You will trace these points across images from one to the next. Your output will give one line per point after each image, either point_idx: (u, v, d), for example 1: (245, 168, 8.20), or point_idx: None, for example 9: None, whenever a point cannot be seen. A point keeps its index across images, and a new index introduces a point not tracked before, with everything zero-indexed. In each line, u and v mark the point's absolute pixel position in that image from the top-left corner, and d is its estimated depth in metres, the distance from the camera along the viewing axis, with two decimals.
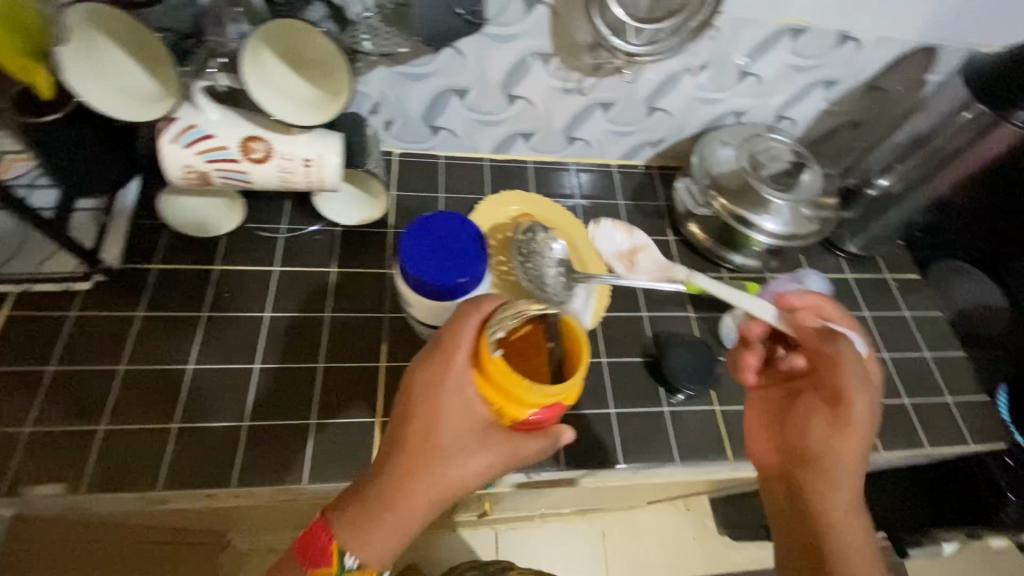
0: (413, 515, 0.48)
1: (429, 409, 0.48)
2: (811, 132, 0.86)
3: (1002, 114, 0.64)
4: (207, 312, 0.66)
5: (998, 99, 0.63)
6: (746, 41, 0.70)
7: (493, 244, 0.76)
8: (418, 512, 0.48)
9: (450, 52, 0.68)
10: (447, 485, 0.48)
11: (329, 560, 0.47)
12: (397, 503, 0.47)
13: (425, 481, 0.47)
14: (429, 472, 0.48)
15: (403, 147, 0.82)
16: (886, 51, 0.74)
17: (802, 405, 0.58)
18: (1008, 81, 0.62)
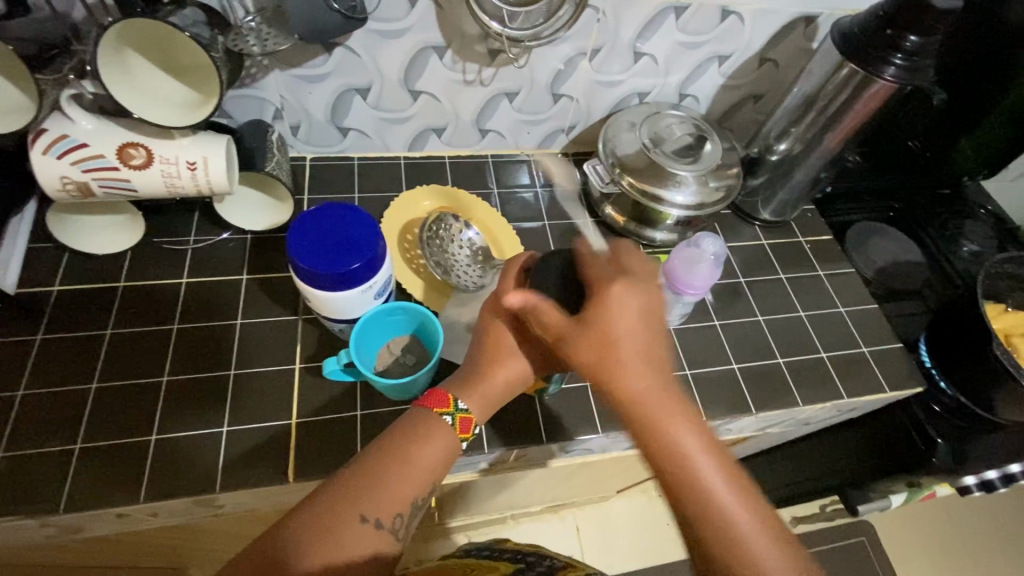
0: (492, 394, 0.54)
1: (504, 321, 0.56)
2: (715, 108, 0.89)
3: (873, 73, 0.66)
4: (112, 329, 0.64)
5: (867, 57, 0.66)
6: (631, 22, 0.73)
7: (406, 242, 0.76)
8: (491, 400, 0.55)
9: (344, 52, 0.69)
10: (509, 382, 0.55)
11: (444, 403, 0.52)
12: (479, 384, 0.54)
13: (504, 367, 0.55)
14: (501, 364, 0.55)
15: (315, 151, 0.82)
16: (769, 23, 0.77)
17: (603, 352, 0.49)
18: (872, 40, 0.65)
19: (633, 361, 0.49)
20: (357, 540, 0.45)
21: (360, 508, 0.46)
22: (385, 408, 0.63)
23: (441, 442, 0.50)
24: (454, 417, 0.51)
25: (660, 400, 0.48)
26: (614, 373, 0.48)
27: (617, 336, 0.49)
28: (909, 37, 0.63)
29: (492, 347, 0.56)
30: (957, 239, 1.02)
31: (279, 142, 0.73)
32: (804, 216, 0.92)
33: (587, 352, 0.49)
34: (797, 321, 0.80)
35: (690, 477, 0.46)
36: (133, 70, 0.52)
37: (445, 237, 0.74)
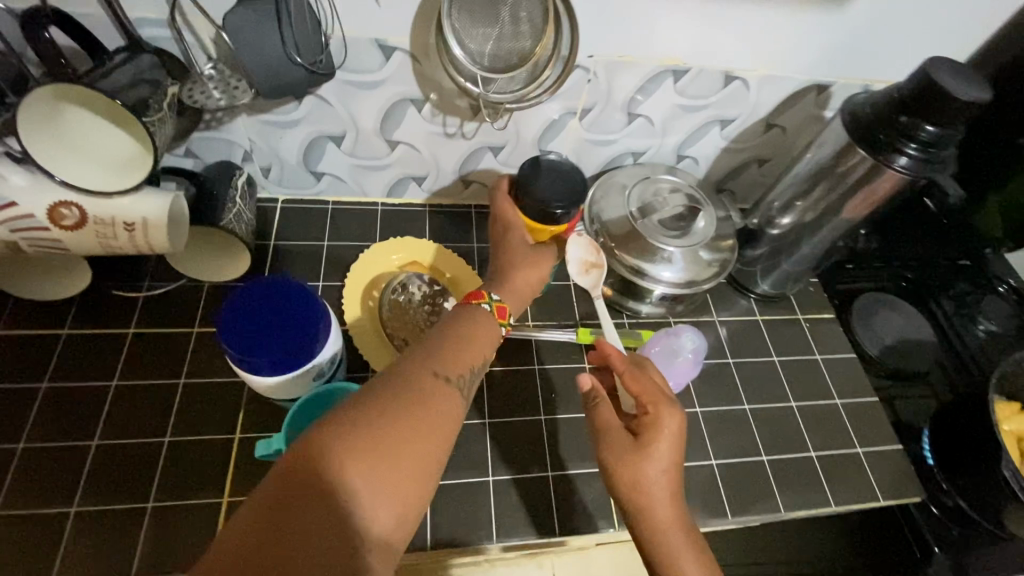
0: (521, 293, 0.60)
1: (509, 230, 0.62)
2: (717, 170, 0.83)
3: (882, 160, 0.61)
4: (48, 382, 0.61)
5: (878, 142, 0.60)
6: (626, 83, 0.68)
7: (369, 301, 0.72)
8: (520, 296, 0.60)
9: (315, 100, 0.65)
10: (533, 283, 0.61)
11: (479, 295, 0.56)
12: (506, 283, 0.59)
13: (518, 269, 0.60)
14: (517, 266, 0.60)
15: (288, 193, 0.78)
16: (777, 89, 0.72)
17: (637, 475, 0.50)
18: (882, 124, 0.60)
19: (667, 489, 0.50)
20: (431, 401, 0.43)
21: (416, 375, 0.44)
22: None
23: (486, 324, 0.53)
24: (492, 306, 0.55)
25: (683, 537, 0.49)
26: (647, 499, 0.49)
27: (661, 458, 0.50)
28: (927, 128, 0.57)
29: (503, 255, 0.61)
30: (974, 318, 0.95)
31: (246, 188, 0.69)
32: (806, 289, 0.86)
33: (625, 469, 0.50)
34: (788, 412, 0.74)
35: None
36: (67, 124, 0.48)
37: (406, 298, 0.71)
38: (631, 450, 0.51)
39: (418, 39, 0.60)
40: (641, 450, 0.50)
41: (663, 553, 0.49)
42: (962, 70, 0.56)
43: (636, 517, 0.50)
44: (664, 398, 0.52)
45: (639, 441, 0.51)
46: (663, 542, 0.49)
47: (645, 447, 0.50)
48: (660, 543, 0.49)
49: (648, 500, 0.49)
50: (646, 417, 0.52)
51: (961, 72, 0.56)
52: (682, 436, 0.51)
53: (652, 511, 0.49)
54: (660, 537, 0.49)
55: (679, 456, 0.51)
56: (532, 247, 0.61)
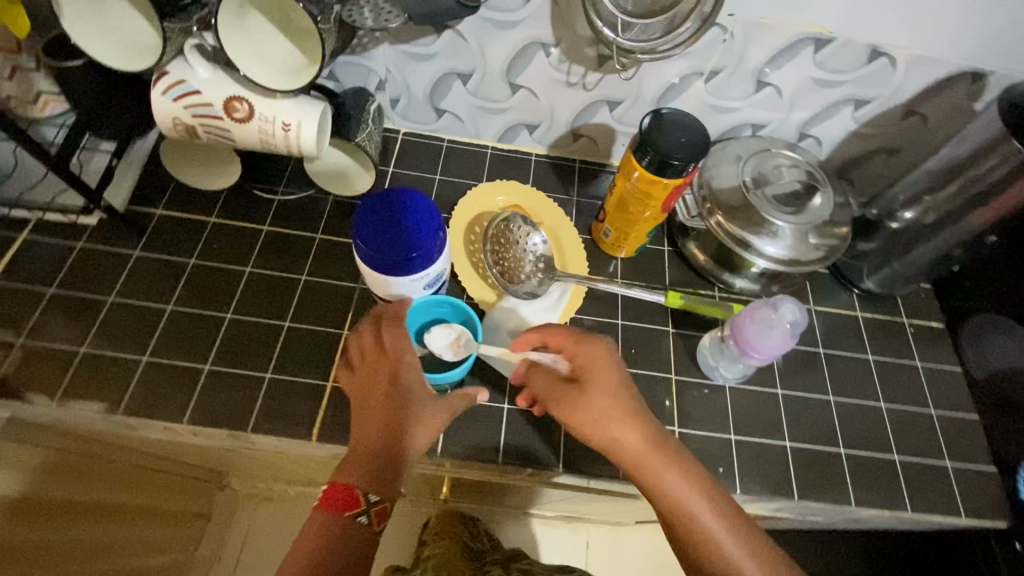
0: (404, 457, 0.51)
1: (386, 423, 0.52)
2: (840, 154, 0.79)
3: None
4: (195, 259, 0.70)
5: None
6: (761, 48, 0.66)
7: (471, 233, 0.76)
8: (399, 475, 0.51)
9: (453, 35, 0.69)
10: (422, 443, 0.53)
11: (353, 501, 0.49)
12: (382, 475, 0.50)
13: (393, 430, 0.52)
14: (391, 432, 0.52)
15: (409, 126, 0.83)
16: (926, 72, 0.67)
17: (587, 413, 0.54)
18: None
19: (619, 420, 0.53)
20: (347, 532, 0.48)
21: (367, 507, 0.49)
22: None
23: (353, 538, 0.48)
24: (368, 515, 0.49)
25: (659, 456, 0.53)
26: (604, 434, 0.53)
27: (603, 394, 0.54)
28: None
29: (377, 450, 0.51)
30: None
31: (376, 114, 0.75)
32: (916, 294, 0.81)
33: (575, 414, 0.54)
34: (875, 413, 0.71)
35: (704, 536, 0.50)
36: (251, 28, 0.54)
37: (508, 236, 0.73)
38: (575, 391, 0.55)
39: None
40: (579, 390, 0.55)
41: (646, 481, 0.52)
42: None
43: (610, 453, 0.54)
44: (587, 342, 0.56)
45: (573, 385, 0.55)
46: (640, 470, 0.52)
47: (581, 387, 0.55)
48: (637, 471, 0.53)
49: (609, 436, 0.53)
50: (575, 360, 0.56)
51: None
52: (617, 367, 0.56)
53: (617, 445, 0.53)
54: (631, 465, 0.53)
55: (622, 384, 0.55)
56: (408, 404, 0.53)
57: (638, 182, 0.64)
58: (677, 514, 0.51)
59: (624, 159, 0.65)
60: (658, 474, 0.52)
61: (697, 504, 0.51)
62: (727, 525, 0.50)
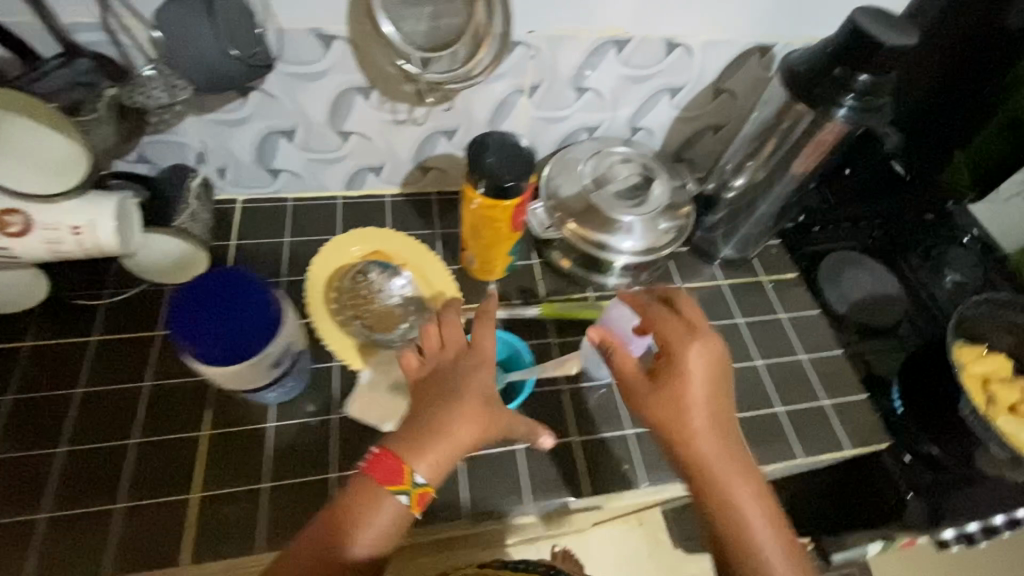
0: (467, 441, 0.50)
1: (458, 395, 0.51)
2: (672, 139, 0.84)
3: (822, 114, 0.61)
4: (11, 395, 0.61)
5: (818, 98, 0.61)
6: (569, 58, 0.69)
7: (328, 299, 0.69)
8: (450, 461, 0.49)
9: (260, 95, 0.65)
10: (483, 428, 0.51)
11: (399, 479, 0.48)
12: (434, 445, 0.49)
13: (467, 403, 0.51)
14: (465, 407, 0.51)
15: (246, 193, 0.78)
16: (720, 54, 0.72)
17: (676, 412, 0.52)
18: (820, 79, 0.60)
19: (705, 426, 0.52)
20: (370, 508, 0.47)
21: (411, 489, 0.47)
22: (296, 479, 0.60)
23: (380, 513, 0.47)
24: (409, 495, 0.47)
25: (731, 467, 0.51)
26: (689, 434, 0.52)
27: (694, 394, 0.52)
28: (860, 76, 0.58)
29: (438, 419, 0.50)
30: (940, 269, 1.00)
31: (201, 189, 0.69)
32: (769, 252, 0.87)
33: (664, 410, 0.52)
34: (754, 371, 0.75)
35: (750, 558, 0.48)
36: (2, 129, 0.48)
37: (370, 284, 0.69)
38: (662, 389, 0.53)
39: (355, 26, 0.60)
40: (671, 386, 0.53)
41: (716, 496, 0.50)
42: (901, 23, 0.56)
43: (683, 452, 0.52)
44: (694, 336, 0.54)
45: (663, 378, 0.54)
46: (716, 482, 0.51)
47: (677, 383, 0.53)
48: (706, 483, 0.51)
49: (687, 438, 0.52)
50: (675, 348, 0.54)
51: (891, 20, 0.56)
52: (717, 367, 0.54)
53: (691, 449, 0.51)
54: (701, 472, 0.51)
55: (716, 387, 0.53)
56: (486, 385, 0.53)
57: (478, 209, 0.64)
58: (738, 542, 0.49)
59: (464, 192, 0.64)
60: (734, 491, 0.50)
61: (765, 531, 0.49)
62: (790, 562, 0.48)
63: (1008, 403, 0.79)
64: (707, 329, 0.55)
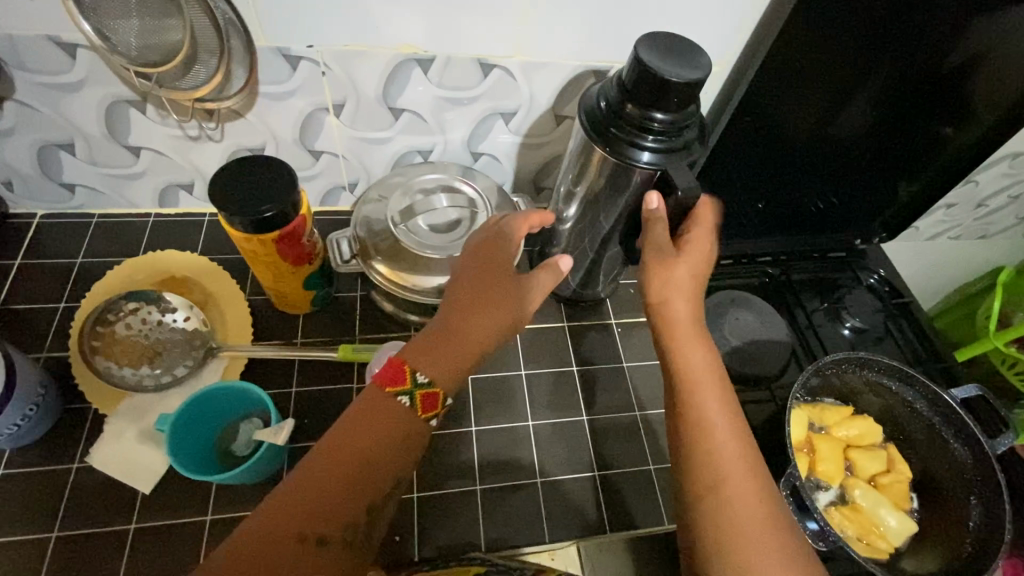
0: (480, 341, 0.49)
1: (485, 300, 0.51)
2: (521, 165, 0.77)
3: (616, 155, 0.54)
4: None
5: (611, 138, 0.54)
6: (369, 76, 0.62)
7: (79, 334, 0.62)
8: (458, 362, 0.48)
9: (15, 105, 0.59)
10: (502, 330, 0.50)
11: (401, 378, 0.46)
12: (461, 342, 0.48)
13: (494, 303, 0.50)
14: (480, 310, 0.50)
15: (45, 208, 0.72)
16: (549, 77, 0.65)
17: (664, 276, 0.51)
18: (614, 117, 0.53)
19: (683, 296, 0.51)
20: (375, 411, 0.44)
21: (412, 387, 0.46)
22: (5, 537, 0.53)
23: (389, 414, 0.44)
24: (412, 396, 0.45)
25: (696, 341, 0.50)
26: (668, 298, 0.51)
27: (692, 275, 0.52)
28: (654, 114, 0.51)
29: (461, 318, 0.50)
30: (839, 316, 0.93)
31: None
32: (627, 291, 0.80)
33: (656, 273, 0.52)
34: (577, 429, 0.69)
35: (703, 429, 0.46)
36: None
37: (130, 329, 0.61)
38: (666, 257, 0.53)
39: None
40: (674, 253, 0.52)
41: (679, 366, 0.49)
42: (692, 51, 0.50)
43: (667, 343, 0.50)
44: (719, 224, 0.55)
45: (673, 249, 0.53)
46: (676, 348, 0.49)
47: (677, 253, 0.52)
48: (677, 354, 0.49)
49: (669, 305, 0.51)
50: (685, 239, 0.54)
51: (680, 50, 0.50)
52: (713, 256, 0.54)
53: (671, 312, 0.50)
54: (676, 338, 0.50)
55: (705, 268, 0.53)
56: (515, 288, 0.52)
57: (241, 242, 0.57)
58: (694, 417, 0.46)
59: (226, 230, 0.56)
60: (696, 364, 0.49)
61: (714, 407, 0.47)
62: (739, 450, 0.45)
63: (868, 474, 0.72)
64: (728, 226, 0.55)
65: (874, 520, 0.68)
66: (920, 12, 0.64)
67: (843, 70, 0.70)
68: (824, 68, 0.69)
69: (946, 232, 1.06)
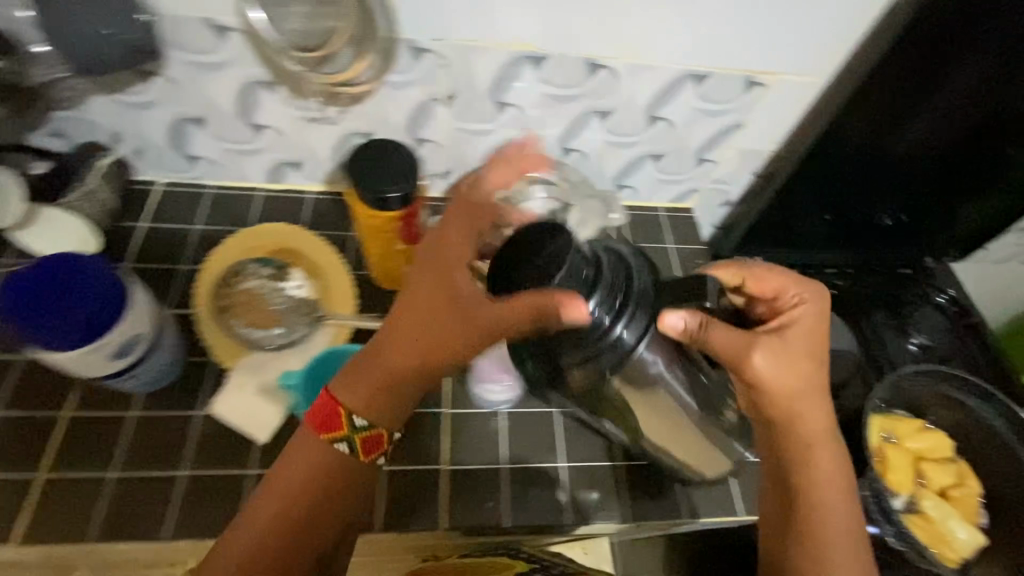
0: (411, 379, 0.52)
1: (407, 336, 0.51)
2: (609, 163, 0.80)
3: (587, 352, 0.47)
4: None
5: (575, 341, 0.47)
6: (484, 70, 0.65)
7: (211, 290, 0.68)
8: (391, 400, 0.52)
9: (162, 81, 0.65)
10: (428, 364, 0.51)
11: (337, 426, 0.52)
12: (387, 387, 0.52)
13: (416, 339, 0.51)
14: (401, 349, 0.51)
15: (166, 177, 0.78)
16: (652, 79, 0.68)
17: (769, 375, 0.48)
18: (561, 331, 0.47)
19: (813, 399, 0.50)
20: (303, 459, 0.52)
21: (347, 433, 0.52)
22: (142, 472, 0.59)
23: (307, 460, 0.52)
24: (351, 441, 0.52)
25: (816, 437, 0.50)
26: (796, 402, 0.50)
27: (814, 376, 0.50)
28: (591, 310, 0.46)
29: (388, 360, 0.52)
30: (906, 332, 0.95)
31: (111, 170, 0.71)
32: None
33: (781, 379, 0.49)
34: None
35: (819, 531, 0.49)
36: None
37: (257, 286, 0.67)
38: (766, 350, 0.48)
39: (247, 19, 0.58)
40: (774, 347, 0.49)
41: (799, 465, 0.50)
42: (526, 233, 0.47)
43: (786, 427, 0.50)
44: (814, 305, 0.51)
45: (772, 342, 0.49)
46: (801, 449, 0.50)
47: (777, 346, 0.49)
48: (799, 457, 0.50)
49: (793, 405, 0.50)
50: (780, 319, 0.50)
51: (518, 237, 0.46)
52: (822, 345, 0.50)
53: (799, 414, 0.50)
54: (799, 436, 0.50)
55: (820, 365, 0.50)
56: (444, 316, 0.50)
57: (363, 217, 0.63)
58: (813, 519, 0.49)
59: (352, 202, 0.62)
60: (821, 468, 0.50)
61: (838, 507, 0.50)
62: (857, 550, 0.49)
63: (940, 486, 0.73)
64: (817, 302, 0.51)
65: (944, 532, 0.69)
66: (991, 31, 0.67)
67: (912, 89, 0.72)
68: (900, 86, 0.71)
69: (1018, 255, 1.06)
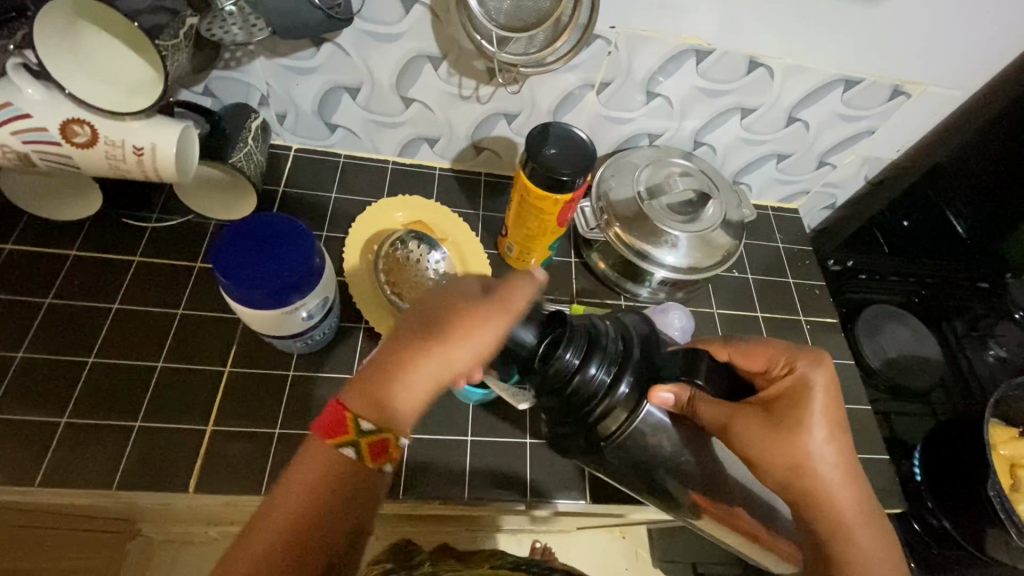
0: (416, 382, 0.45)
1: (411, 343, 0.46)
2: (733, 160, 0.82)
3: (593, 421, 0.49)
4: (52, 299, 0.63)
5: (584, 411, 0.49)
6: (646, 60, 0.67)
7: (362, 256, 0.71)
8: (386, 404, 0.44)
9: (332, 48, 0.65)
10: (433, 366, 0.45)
11: (343, 429, 0.42)
12: (387, 389, 0.44)
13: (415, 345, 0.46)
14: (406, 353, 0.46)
15: (302, 142, 0.79)
16: (803, 81, 0.70)
17: (774, 449, 0.45)
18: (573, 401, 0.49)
19: (840, 481, 0.45)
20: (311, 460, 0.41)
21: (356, 438, 0.42)
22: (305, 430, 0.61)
23: (318, 463, 0.41)
24: (357, 447, 0.42)
25: (852, 516, 0.45)
26: (814, 479, 0.45)
27: (830, 456, 0.45)
28: (591, 373, 0.48)
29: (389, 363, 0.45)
30: (984, 341, 0.92)
31: (259, 130, 0.69)
32: (811, 292, 0.85)
33: (784, 455, 0.45)
34: None
35: None
36: (88, 46, 0.51)
37: (406, 254, 0.69)
38: (762, 422, 0.46)
39: None
40: (772, 421, 0.46)
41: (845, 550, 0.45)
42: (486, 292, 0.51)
43: (807, 500, 0.46)
44: (817, 376, 0.46)
45: (774, 419, 0.46)
46: (841, 535, 0.45)
47: (779, 423, 0.45)
48: (840, 542, 0.45)
49: (816, 489, 0.45)
50: (773, 392, 0.47)
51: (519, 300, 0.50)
52: (838, 417, 0.46)
53: (827, 498, 0.45)
54: (837, 520, 0.45)
55: (837, 438, 0.46)
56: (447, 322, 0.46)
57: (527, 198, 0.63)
58: None
59: (518, 181, 0.63)
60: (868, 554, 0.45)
61: None
62: None
63: None
64: (823, 370, 0.47)
65: None
66: None
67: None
68: None
69: None
